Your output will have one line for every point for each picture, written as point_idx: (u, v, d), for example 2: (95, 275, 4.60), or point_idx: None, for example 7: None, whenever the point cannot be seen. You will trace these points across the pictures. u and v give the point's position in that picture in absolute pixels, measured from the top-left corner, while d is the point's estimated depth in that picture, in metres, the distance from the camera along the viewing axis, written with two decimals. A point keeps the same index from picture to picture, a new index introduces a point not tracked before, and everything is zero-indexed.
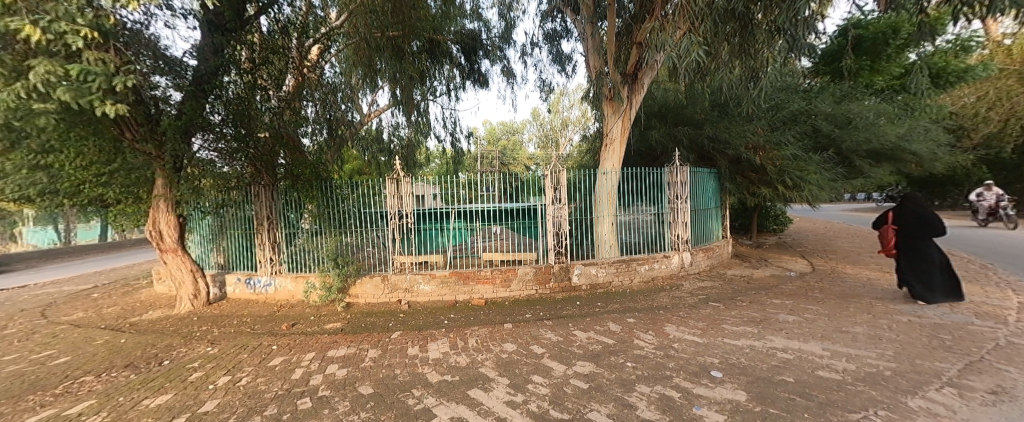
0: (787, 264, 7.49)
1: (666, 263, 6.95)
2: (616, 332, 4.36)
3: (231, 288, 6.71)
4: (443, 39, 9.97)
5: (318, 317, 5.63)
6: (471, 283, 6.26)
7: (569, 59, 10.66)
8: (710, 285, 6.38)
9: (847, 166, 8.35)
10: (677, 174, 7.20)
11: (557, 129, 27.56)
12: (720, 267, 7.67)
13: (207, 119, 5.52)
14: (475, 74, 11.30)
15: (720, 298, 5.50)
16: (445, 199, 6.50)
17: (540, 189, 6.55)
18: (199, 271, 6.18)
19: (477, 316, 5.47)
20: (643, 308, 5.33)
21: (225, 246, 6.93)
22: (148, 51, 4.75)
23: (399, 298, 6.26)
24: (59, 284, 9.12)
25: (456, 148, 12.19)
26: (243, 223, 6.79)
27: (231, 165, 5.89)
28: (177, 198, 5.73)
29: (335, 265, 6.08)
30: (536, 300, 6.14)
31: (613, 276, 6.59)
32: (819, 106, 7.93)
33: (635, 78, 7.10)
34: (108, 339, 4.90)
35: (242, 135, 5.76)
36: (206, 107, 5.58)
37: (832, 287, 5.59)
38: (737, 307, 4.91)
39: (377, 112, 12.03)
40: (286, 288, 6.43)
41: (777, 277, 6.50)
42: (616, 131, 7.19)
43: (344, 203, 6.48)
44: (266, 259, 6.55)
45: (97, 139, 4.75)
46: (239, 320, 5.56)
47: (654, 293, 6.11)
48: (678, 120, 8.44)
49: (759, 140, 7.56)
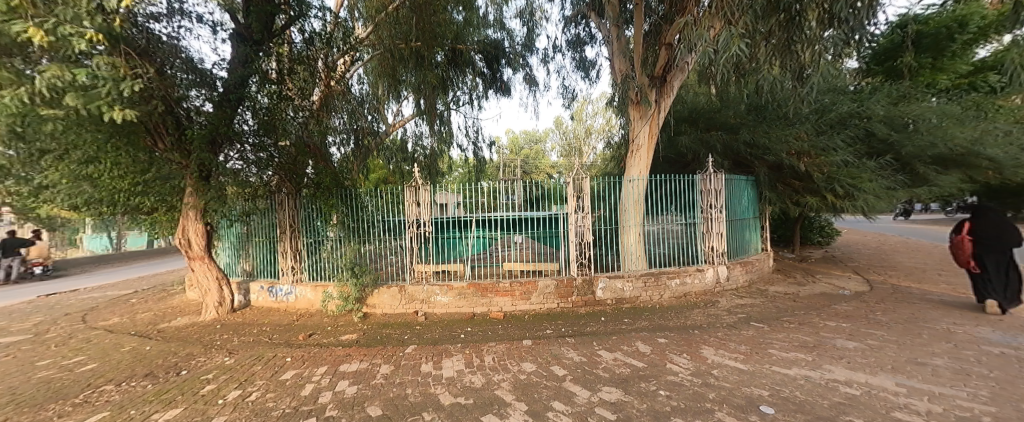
0: (838, 281, 6.81)
1: (700, 278, 6.45)
2: (646, 354, 3.98)
3: (255, 295, 6.74)
4: (465, 48, 9.95)
5: (335, 328, 5.53)
6: (490, 295, 6.00)
7: (593, 66, 10.39)
8: (750, 302, 5.85)
9: (906, 173, 7.56)
10: (711, 182, 6.72)
11: (581, 138, 27.05)
12: (760, 283, 7.07)
13: (234, 128, 5.58)
14: (497, 83, 11.21)
15: (762, 318, 5.01)
16: (467, 208, 6.32)
17: (562, 197, 6.25)
18: (224, 279, 6.21)
19: (496, 331, 5.20)
20: (675, 327, 4.91)
21: (251, 254, 7.01)
22: (177, 63, 4.89)
23: (415, 310, 6.10)
24: (102, 288, 9.52)
25: (479, 157, 12.11)
26: (267, 231, 6.84)
27: (260, 177, 5.98)
28: (204, 208, 5.72)
29: (352, 274, 5.97)
30: (558, 314, 5.82)
31: (641, 291, 6.17)
32: (871, 108, 7.27)
33: (663, 80, 6.76)
34: (133, 345, 4.92)
35: (267, 146, 5.87)
36: (236, 117, 5.66)
37: (896, 309, 4.96)
38: (784, 330, 4.42)
39: (402, 122, 12.16)
40: (305, 297, 6.39)
41: (827, 295, 5.89)
42: (643, 137, 6.82)
43: (363, 211, 6.42)
44: (288, 267, 6.56)
45: (131, 149, 4.82)
46: (259, 329, 5.53)
47: (688, 310, 5.65)
48: (711, 125, 7.99)
49: (803, 145, 7.01)
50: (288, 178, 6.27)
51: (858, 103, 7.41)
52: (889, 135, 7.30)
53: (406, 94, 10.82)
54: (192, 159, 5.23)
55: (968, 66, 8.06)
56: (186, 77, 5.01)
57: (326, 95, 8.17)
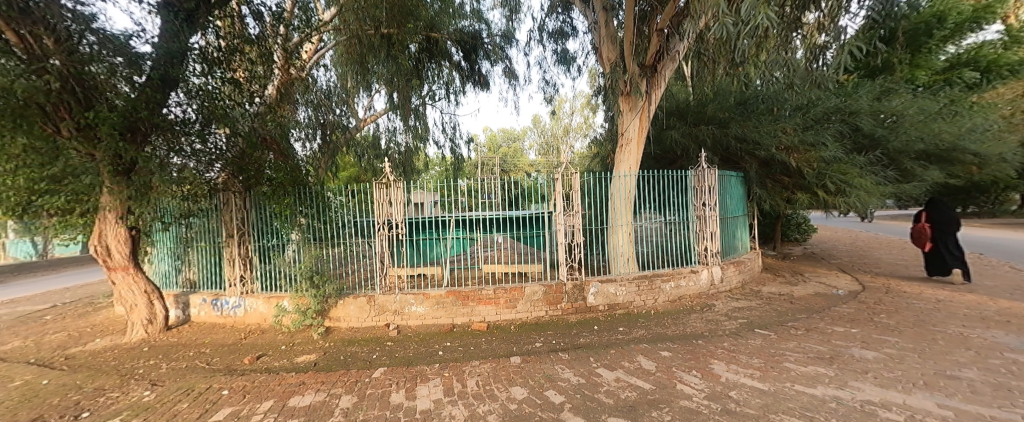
0: (829, 280, 6.62)
1: (694, 280, 6.08)
2: (651, 373, 3.50)
3: (196, 310, 5.84)
4: (441, 37, 9.21)
5: (290, 347, 4.77)
6: (471, 304, 5.40)
7: (575, 60, 9.95)
8: (747, 306, 5.52)
9: (892, 168, 7.44)
10: (703, 178, 6.35)
11: (559, 136, 26.62)
12: (753, 284, 6.79)
13: (162, 117, 4.68)
14: (475, 76, 10.51)
15: (765, 323, 4.67)
16: (445, 208, 5.66)
17: (544, 195, 5.78)
18: (155, 292, 5.30)
19: (479, 345, 4.62)
20: (675, 336, 4.48)
21: (193, 262, 6.09)
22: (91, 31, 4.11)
23: (387, 322, 5.41)
24: (15, 304, 8.17)
25: (456, 154, 11.49)
26: (212, 236, 5.96)
27: (203, 172, 5.02)
28: (128, 210, 4.82)
29: (311, 285, 5.19)
30: (546, 324, 5.29)
31: (635, 295, 5.73)
32: (856, 102, 7.16)
33: (654, 70, 6.34)
34: (28, 379, 4.01)
35: (207, 129, 4.95)
36: (168, 102, 4.81)
37: (900, 310, 4.70)
38: (794, 337, 4.05)
39: (374, 117, 11.39)
40: (257, 311, 5.55)
41: (822, 296, 5.63)
42: (633, 130, 6.40)
43: (327, 210, 5.71)
44: (236, 277, 5.69)
45: (26, 135, 3.89)
46: (196, 351, 4.69)
47: (684, 316, 5.26)
48: (698, 119, 7.72)
49: (792, 139, 6.80)
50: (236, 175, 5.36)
51: (843, 97, 7.30)
52: (876, 130, 7.15)
53: (377, 86, 10.09)
54: (104, 148, 4.31)
55: (944, 64, 8.12)
56: (111, 58, 4.31)
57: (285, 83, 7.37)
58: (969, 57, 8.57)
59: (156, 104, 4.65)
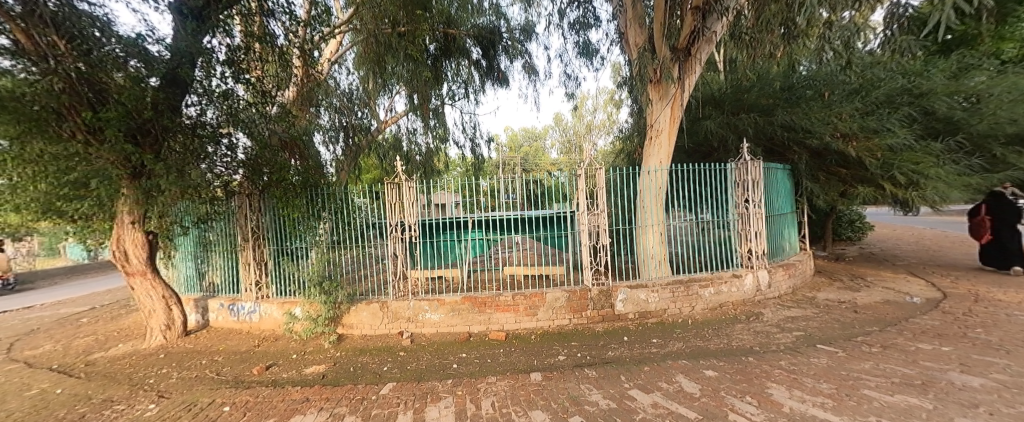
0: (898, 285, 5.80)
1: (737, 285, 5.45)
2: (696, 398, 2.99)
3: (213, 315, 5.76)
4: (458, 33, 8.87)
5: (301, 356, 4.55)
6: (488, 311, 5.03)
7: (599, 51, 9.41)
8: (802, 315, 4.86)
9: (977, 156, 6.56)
10: (745, 172, 5.67)
11: (582, 133, 25.94)
12: (805, 289, 6.05)
13: (181, 123, 4.58)
14: (494, 73, 10.09)
15: (827, 337, 4.04)
16: (466, 208, 5.40)
17: (567, 194, 5.31)
18: (173, 297, 5.23)
19: (497, 357, 4.23)
20: (719, 351, 3.94)
21: (212, 265, 6.02)
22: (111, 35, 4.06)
23: (400, 330, 5.12)
24: (54, 306, 8.47)
25: (476, 154, 11.21)
26: (228, 239, 5.87)
27: (228, 176, 5.05)
28: (144, 215, 4.69)
29: (321, 291, 4.95)
30: (571, 333, 4.85)
31: (669, 302, 5.18)
32: (929, 82, 6.28)
33: (688, 54, 5.76)
34: (43, 388, 3.95)
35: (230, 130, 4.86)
36: (188, 104, 4.72)
37: (1000, 324, 3.95)
38: (868, 356, 3.43)
39: (394, 118, 11.27)
40: (271, 316, 5.39)
41: (893, 305, 4.90)
42: (664, 121, 5.84)
43: (341, 212, 5.52)
44: (251, 282, 5.57)
45: (40, 138, 3.75)
46: (209, 359, 4.54)
47: (727, 326, 4.67)
48: (738, 107, 7.02)
49: (850, 126, 6.03)
50: (249, 179, 5.10)
51: (912, 77, 6.43)
52: (955, 113, 6.30)
53: (396, 86, 9.96)
54: (113, 148, 3.99)
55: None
56: (133, 63, 4.20)
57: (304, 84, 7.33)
58: None
59: (172, 107, 4.54)
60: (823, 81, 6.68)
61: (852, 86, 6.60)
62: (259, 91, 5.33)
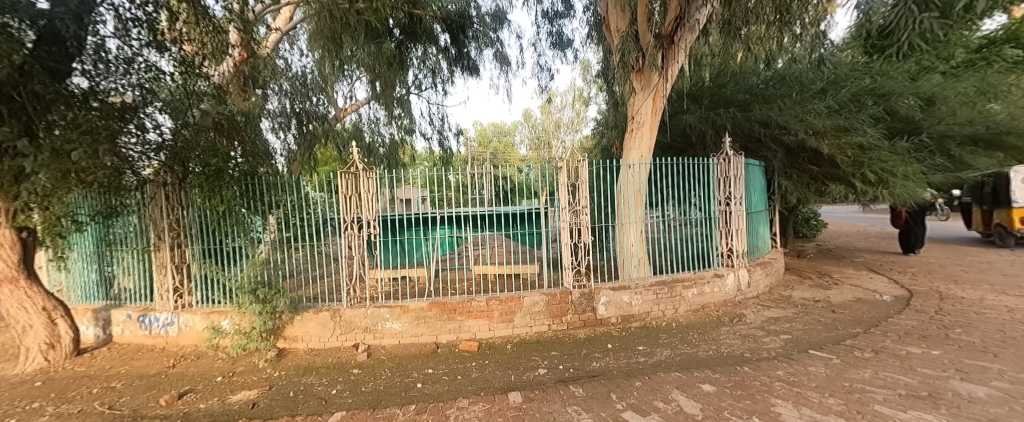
0: (864, 282, 5.87)
1: (719, 285, 5.27)
2: (698, 420, 2.62)
3: (119, 329, 4.78)
4: (425, 14, 7.84)
5: (229, 378, 3.78)
6: (458, 318, 4.48)
7: (572, 43, 9.03)
8: (783, 315, 4.73)
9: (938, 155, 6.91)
10: (728, 167, 5.53)
11: (550, 130, 25.76)
12: (779, 287, 6.02)
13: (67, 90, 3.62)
14: (463, 61, 9.28)
15: (816, 339, 3.87)
16: (433, 202, 4.88)
17: (536, 191, 4.88)
18: (59, 309, 4.24)
19: (468, 373, 3.70)
20: (711, 359, 3.65)
21: (120, 269, 5.00)
22: None
23: (356, 342, 4.45)
24: None
25: (444, 147, 10.53)
26: (140, 237, 4.88)
27: (140, 163, 4.11)
28: (14, 207, 3.67)
29: (257, 299, 4.17)
30: (550, 341, 4.41)
31: (652, 305, 4.89)
32: (891, 83, 6.43)
33: (670, 42, 5.50)
34: None
35: (153, 105, 4.06)
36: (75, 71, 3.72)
37: (976, 324, 3.92)
38: (865, 363, 3.21)
39: (355, 107, 10.35)
40: (193, 330, 4.51)
41: (867, 304, 4.87)
42: (645, 113, 5.53)
43: (283, 206, 4.72)
44: (168, 288, 4.65)
45: None
46: (102, 387, 3.65)
47: (714, 330, 4.44)
48: (715, 102, 6.92)
49: (823, 123, 6.03)
50: (171, 166, 4.19)
51: (876, 77, 6.55)
52: (915, 114, 6.51)
53: (355, 70, 9.05)
54: None
55: (982, 41, 7.38)
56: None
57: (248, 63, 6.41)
58: (1005, 34, 7.82)
59: (52, 71, 3.54)
60: (794, 79, 6.70)
61: (822, 85, 6.66)
62: (189, 63, 4.46)
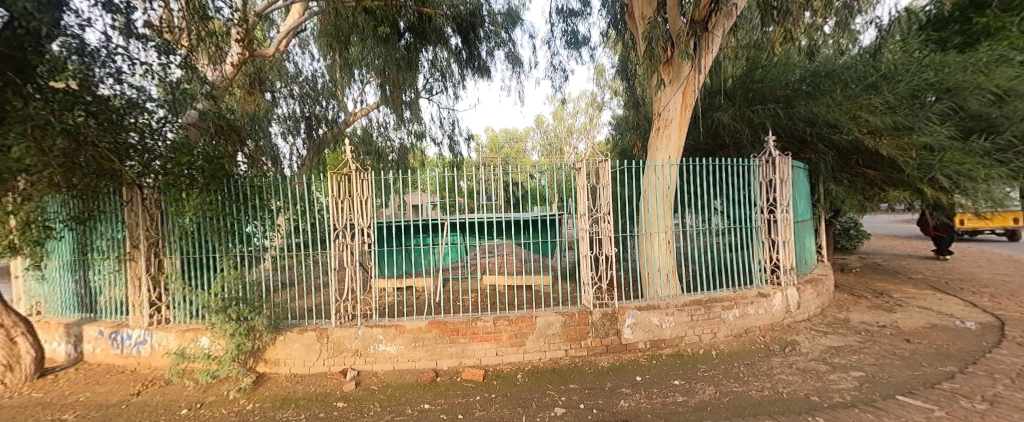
0: (934, 304, 5.05)
1: (764, 306, 4.55)
2: None
3: (90, 346, 4.34)
4: (436, 13, 7.37)
5: (195, 411, 3.24)
6: (462, 341, 3.89)
7: (589, 42, 8.48)
8: (847, 344, 3.99)
9: None
10: (772, 170, 4.83)
11: (564, 136, 25.18)
12: (832, 308, 5.25)
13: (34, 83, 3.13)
14: (475, 61, 8.68)
15: (900, 380, 3.14)
16: (444, 207, 4.30)
17: (548, 197, 4.26)
18: (19, 326, 3.80)
19: (471, 412, 3.08)
20: (770, 402, 2.96)
21: (95, 280, 4.56)
22: None
23: (344, 367, 3.89)
24: None
25: (455, 153, 10.05)
26: (115, 245, 4.43)
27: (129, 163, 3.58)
28: None
29: (231, 317, 3.67)
30: (568, 371, 3.77)
31: (687, 328, 4.21)
32: (958, 76, 5.63)
33: (704, 28, 4.85)
34: None
35: (138, 102, 3.60)
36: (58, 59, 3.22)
37: None
38: (981, 419, 2.48)
39: (364, 111, 9.98)
40: (165, 349, 4.03)
41: (949, 332, 4.09)
42: (674, 108, 4.86)
43: (269, 213, 4.21)
44: (143, 302, 4.21)
45: None
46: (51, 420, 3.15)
47: (765, 362, 3.74)
48: (751, 99, 6.26)
49: (880, 120, 5.31)
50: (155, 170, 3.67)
51: (939, 69, 5.79)
52: (990, 110, 5.61)
53: (362, 73, 8.65)
54: None
55: None
56: None
57: (246, 61, 6.01)
58: None
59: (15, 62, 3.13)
60: (843, 72, 5.99)
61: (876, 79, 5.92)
62: (174, 55, 4.02)
